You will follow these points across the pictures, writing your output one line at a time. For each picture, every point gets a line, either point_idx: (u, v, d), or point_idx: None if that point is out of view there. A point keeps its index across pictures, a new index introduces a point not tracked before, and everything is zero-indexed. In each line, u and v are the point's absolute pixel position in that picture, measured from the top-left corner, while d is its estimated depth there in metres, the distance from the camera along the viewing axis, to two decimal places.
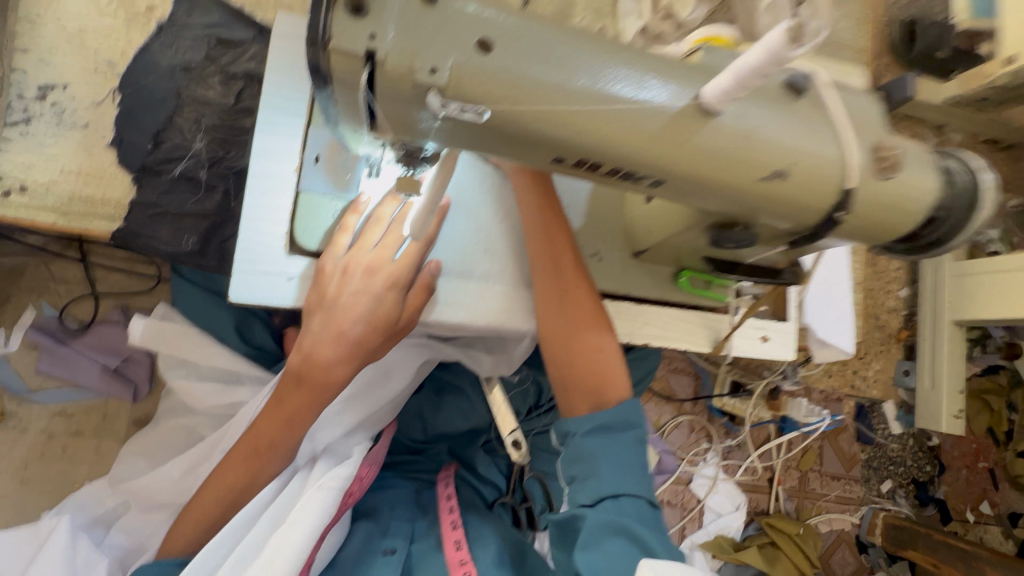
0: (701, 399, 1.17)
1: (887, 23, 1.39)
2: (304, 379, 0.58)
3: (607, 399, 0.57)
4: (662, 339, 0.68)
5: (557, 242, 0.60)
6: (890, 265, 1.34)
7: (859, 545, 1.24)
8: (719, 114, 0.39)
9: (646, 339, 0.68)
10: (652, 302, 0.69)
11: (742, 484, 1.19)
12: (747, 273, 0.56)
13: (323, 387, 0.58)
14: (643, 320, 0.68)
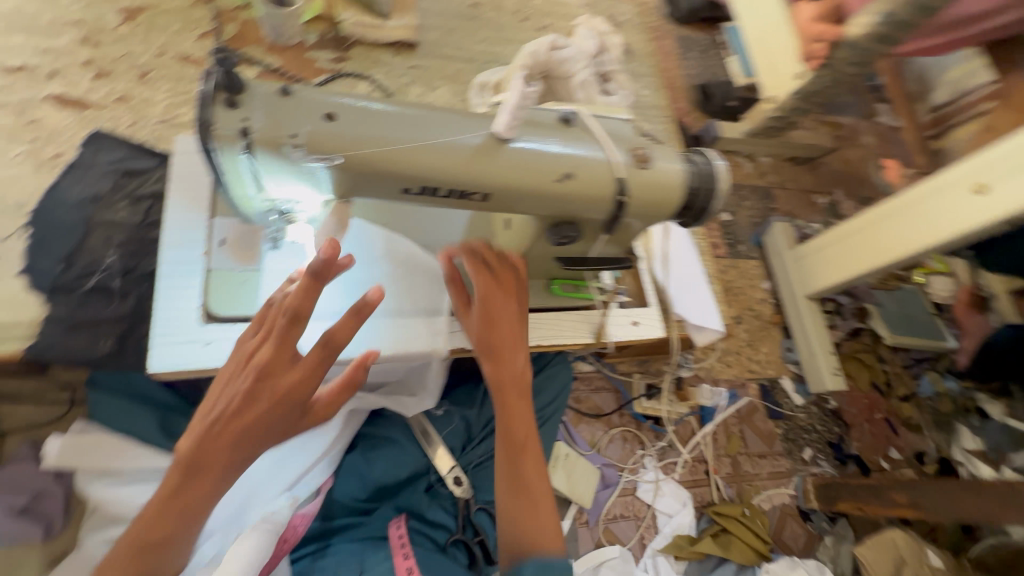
0: (625, 409, 1.27)
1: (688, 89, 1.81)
2: (195, 464, 0.52)
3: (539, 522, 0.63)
4: (549, 339, 0.83)
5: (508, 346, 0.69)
6: (748, 265, 1.62)
7: (803, 514, 1.32)
8: (512, 141, 0.56)
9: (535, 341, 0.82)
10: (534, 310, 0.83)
11: (684, 482, 1.26)
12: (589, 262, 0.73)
13: (224, 470, 0.53)
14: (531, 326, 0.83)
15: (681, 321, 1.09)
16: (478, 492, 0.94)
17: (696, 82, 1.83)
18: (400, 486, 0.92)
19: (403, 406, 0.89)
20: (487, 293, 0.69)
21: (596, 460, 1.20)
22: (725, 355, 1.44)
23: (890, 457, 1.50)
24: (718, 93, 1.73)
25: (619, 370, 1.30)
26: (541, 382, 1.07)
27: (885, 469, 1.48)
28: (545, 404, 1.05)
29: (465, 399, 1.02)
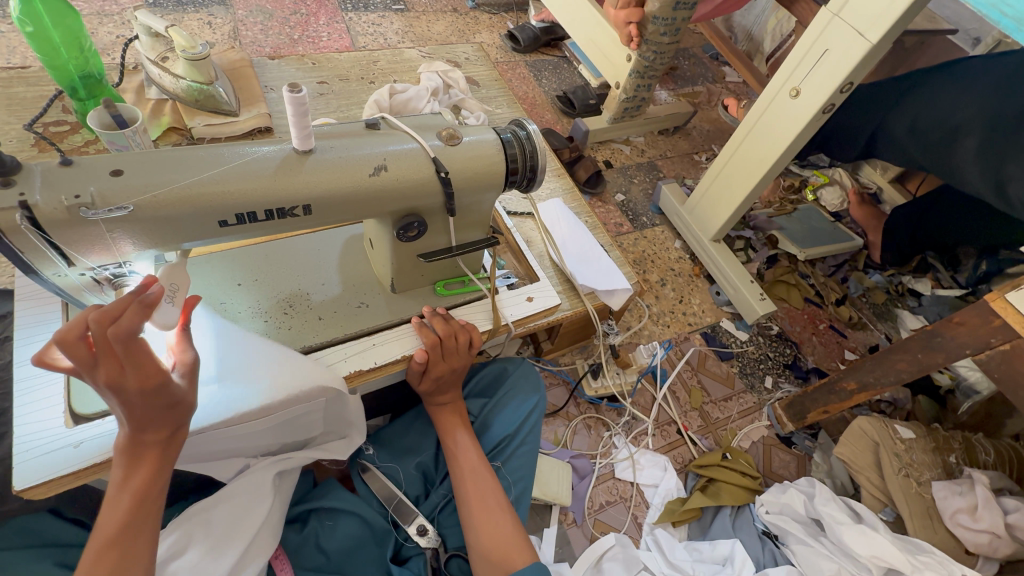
0: (580, 398, 1.27)
1: (550, 102, 1.97)
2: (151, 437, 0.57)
3: (513, 562, 0.72)
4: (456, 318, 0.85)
5: (449, 418, 0.88)
6: (655, 232, 1.70)
7: (786, 441, 1.31)
8: (315, 151, 0.60)
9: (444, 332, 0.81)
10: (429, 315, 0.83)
11: (661, 449, 1.24)
12: (450, 250, 0.76)
13: (157, 430, 0.57)
14: None
15: (592, 291, 1.12)
16: (445, 541, 0.89)
17: (555, 94, 2.00)
18: (366, 560, 0.85)
19: (335, 450, 0.90)
20: (435, 373, 0.82)
21: (564, 456, 1.17)
22: (660, 317, 1.48)
23: (849, 359, 1.54)
24: (576, 98, 1.90)
25: (563, 363, 1.30)
26: (503, 401, 0.99)
27: None
28: (510, 422, 0.96)
29: (420, 440, 0.97)
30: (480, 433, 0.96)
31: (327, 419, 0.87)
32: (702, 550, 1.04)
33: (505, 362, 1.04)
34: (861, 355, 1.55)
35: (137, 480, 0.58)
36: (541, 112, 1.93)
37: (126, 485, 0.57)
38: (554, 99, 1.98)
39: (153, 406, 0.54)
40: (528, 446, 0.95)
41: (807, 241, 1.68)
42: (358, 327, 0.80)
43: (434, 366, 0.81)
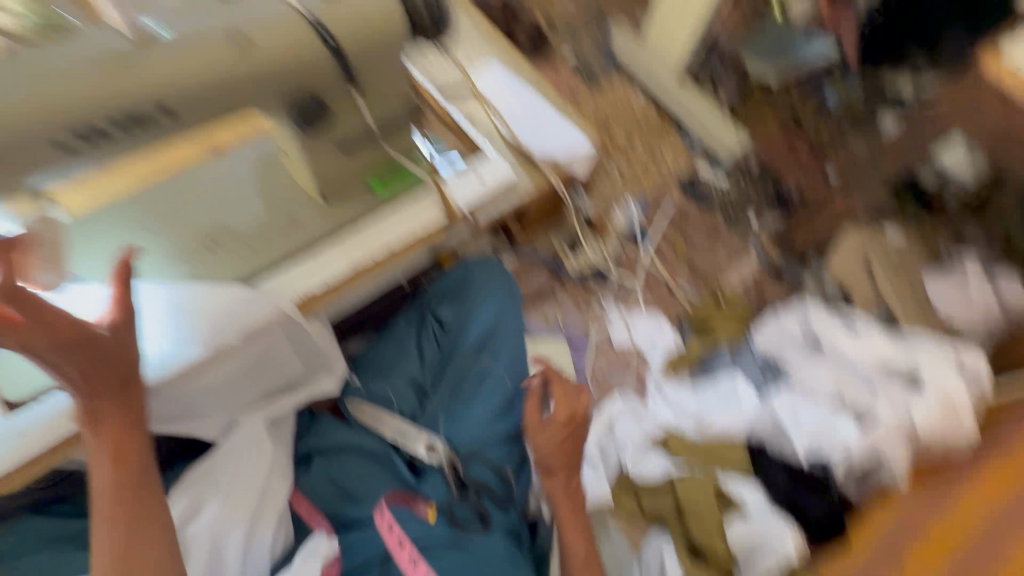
0: (562, 277, 1.22)
1: None
2: (99, 393, 0.54)
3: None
4: (395, 219, 0.79)
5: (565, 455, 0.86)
6: (614, 83, 1.53)
7: (776, 276, 1.25)
8: (150, 32, 0.49)
9: (384, 241, 0.78)
10: (368, 216, 0.78)
11: (653, 306, 1.22)
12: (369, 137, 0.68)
13: (105, 387, 0.54)
14: (373, 234, 0.78)
15: (552, 160, 1.05)
16: (454, 443, 0.88)
17: None
18: (378, 480, 0.83)
19: (322, 387, 0.87)
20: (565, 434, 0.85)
21: (559, 334, 1.17)
22: (633, 176, 1.38)
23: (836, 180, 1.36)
24: None
25: (538, 245, 1.24)
26: (474, 300, 1.02)
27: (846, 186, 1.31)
28: (484, 318, 0.99)
29: (402, 356, 0.98)
30: (458, 335, 0.99)
31: (300, 354, 0.83)
32: (707, 393, 1.04)
33: (467, 265, 1.07)
34: None
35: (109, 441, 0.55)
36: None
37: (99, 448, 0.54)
38: None
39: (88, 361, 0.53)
40: (514, 334, 0.99)
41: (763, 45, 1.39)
42: (296, 245, 0.75)
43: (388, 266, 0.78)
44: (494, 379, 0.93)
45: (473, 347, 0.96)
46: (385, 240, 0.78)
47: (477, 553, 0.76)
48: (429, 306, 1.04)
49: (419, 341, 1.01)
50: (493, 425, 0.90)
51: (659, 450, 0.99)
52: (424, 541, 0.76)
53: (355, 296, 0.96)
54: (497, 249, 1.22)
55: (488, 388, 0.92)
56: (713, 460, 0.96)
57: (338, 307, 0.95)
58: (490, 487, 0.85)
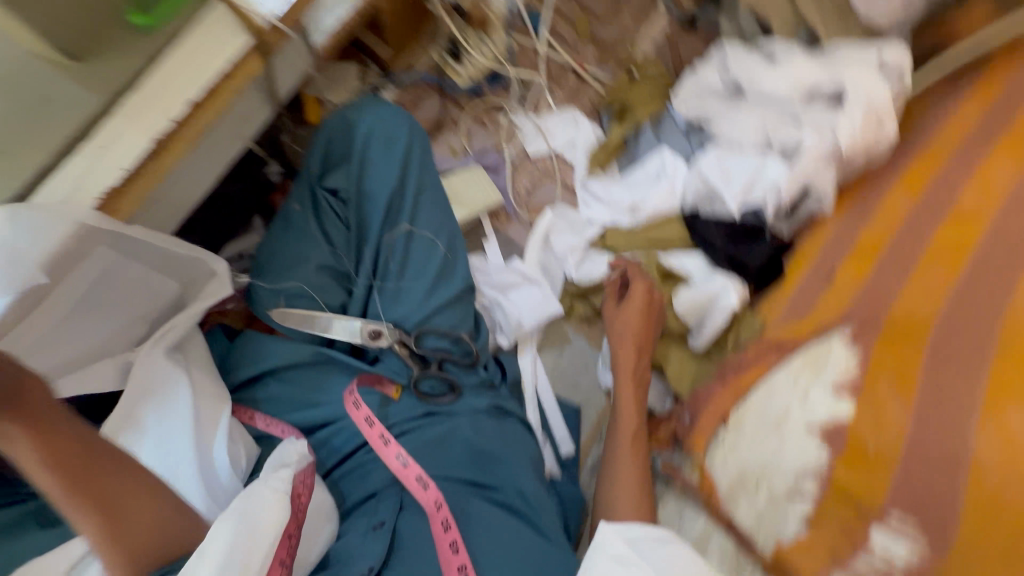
0: (457, 97, 1.05)
1: None
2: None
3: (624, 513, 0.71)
4: (184, 66, 0.66)
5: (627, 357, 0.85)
6: None
7: (690, 24, 1.08)
8: None
9: (185, 100, 0.64)
10: (150, 68, 0.65)
11: (566, 102, 1.07)
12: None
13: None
14: (163, 95, 0.64)
15: None
16: (403, 324, 0.81)
17: None
18: (337, 375, 0.78)
19: (213, 292, 0.72)
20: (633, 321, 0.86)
21: (470, 163, 1.01)
22: None
23: None
24: None
25: (417, 66, 1.06)
26: (368, 155, 0.84)
27: None
28: (388, 171, 0.83)
29: (302, 244, 0.80)
30: (365, 200, 0.83)
31: (162, 260, 0.71)
32: (637, 179, 0.99)
33: (344, 113, 0.85)
34: None
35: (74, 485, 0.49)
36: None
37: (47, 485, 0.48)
38: None
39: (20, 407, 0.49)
40: (431, 187, 0.87)
41: None
42: (73, 130, 0.61)
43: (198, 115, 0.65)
44: (421, 243, 0.84)
45: (385, 214, 0.82)
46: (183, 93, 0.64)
47: (456, 417, 0.76)
48: (314, 175, 0.83)
49: (319, 219, 0.82)
50: (434, 293, 0.82)
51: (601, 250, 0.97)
52: (400, 418, 0.76)
53: (207, 180, 0.73)
54: (372, 83, 1.02)
55: (417, 254, 0.83)
56: (651, 240, 0.94)
57: (192, 204, 0.72)
58: (455, 355, 0.81)
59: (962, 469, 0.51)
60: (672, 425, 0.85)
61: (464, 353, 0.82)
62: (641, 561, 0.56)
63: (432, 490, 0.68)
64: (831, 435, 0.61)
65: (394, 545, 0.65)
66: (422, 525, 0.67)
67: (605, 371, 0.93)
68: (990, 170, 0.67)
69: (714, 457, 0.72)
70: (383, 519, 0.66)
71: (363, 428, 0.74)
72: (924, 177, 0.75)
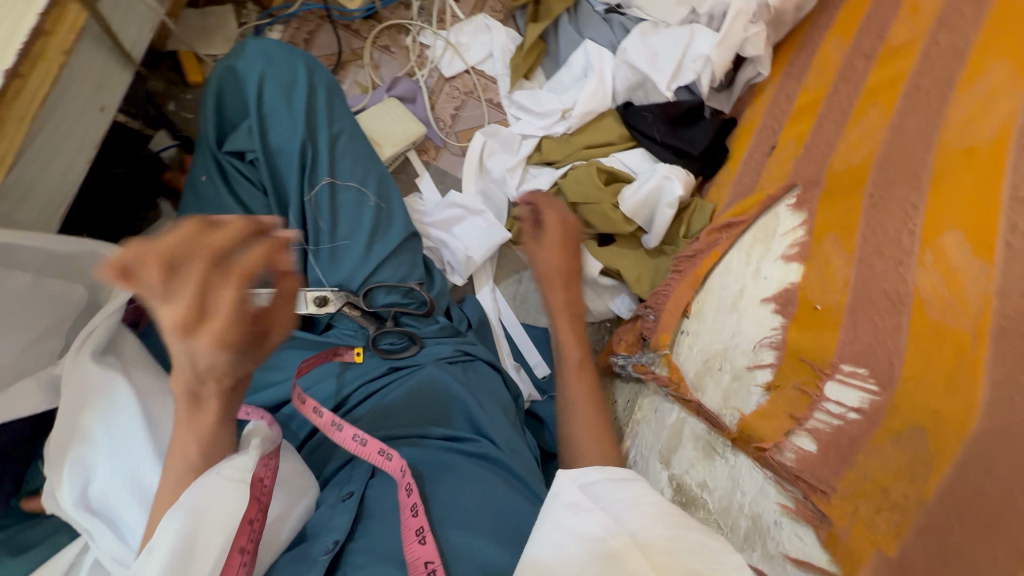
0: (351, 24, 0.94)
1: None
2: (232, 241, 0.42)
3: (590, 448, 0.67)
4: None
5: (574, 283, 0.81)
6: None
7: None
8: None
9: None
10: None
11: (474, 11, 0.98)
12: None
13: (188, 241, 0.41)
14: None
15: None
16: (348, 286, 0.73)
17: None
18: (290, 350, 0.72)
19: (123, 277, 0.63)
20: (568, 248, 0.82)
21: (381, 96, 0.92)
22: None
23: None
24: None
25: None
26: (268, 109, 0.71)
27: None
28: (295, 125, 0.71)
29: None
30: (276, 162, 0.72)
31: (45, 264, 0.58)
32: (563, 80, 0.92)
33: (228, 62, 0.72)
34: None
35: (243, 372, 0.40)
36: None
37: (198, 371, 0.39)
38: None
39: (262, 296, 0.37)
40: (348, 134, 0.76)
41: None
42: None
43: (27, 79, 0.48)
44: (348, 197, 0.74)
45: (301, 171, 0.71)
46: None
47: (423, 368, 0.71)
48: (210, 139, 0.71)
49: (232, 189, 0.72)
50: (374, 249, 0.74)
51: (540, 165, 0.92)
52: (365, 380, 0.71)
53: (79, 169, 0.59)
54: (254, 26, 0.90)
55: (346, 210, 0.74)
56: (586, 145, 0.89)
57: (66, 198, 0.58)
58: (411, 304, 0.76)
59: (905, 305, 0.45)
60: (638, 327, 0.85)
61: (420, 301, 0.77)
62: (598, 508, 0.52)
63: (396, 459, 0.60)
64: (784, 299, 0.59)
65: (363, 518, 0.59)
66: (389, 490, 0.61)
67: None
68: None
69: (679, 350, 0.74)
70: (352, 488, 0.61)
71: (333, 391, 0.70)
72: (853, 22, 0.71)
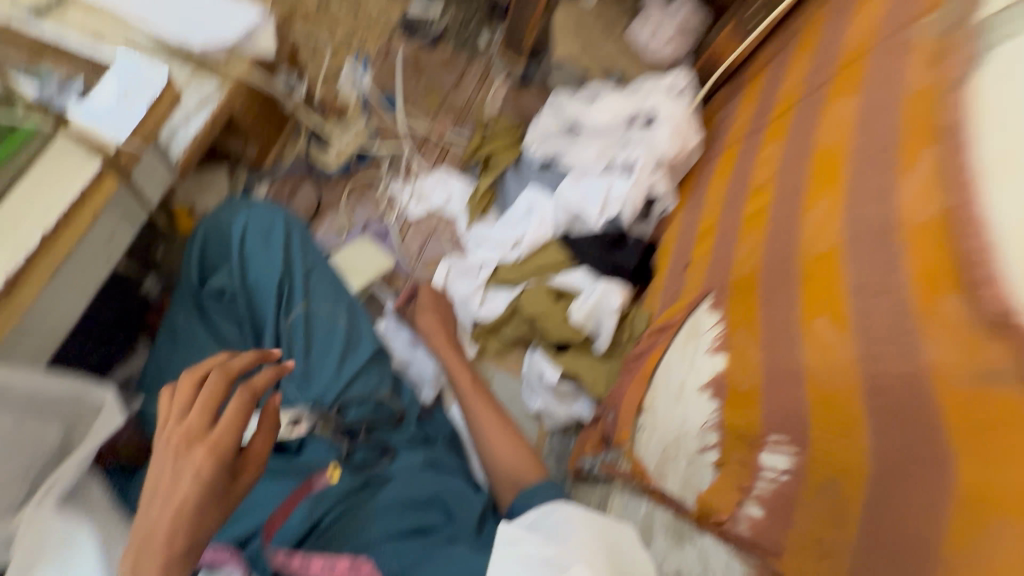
0: (329, 178, 1.11)
1: None
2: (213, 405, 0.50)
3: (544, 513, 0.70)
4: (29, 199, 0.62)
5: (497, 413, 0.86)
6: None
7: (523, 81, 1.25)
8: None
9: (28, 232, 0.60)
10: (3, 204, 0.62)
11: (435, 165, 1.17)
12: None
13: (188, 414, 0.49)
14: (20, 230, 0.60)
15: (229, 50, 0.86)
16: (320, 401, 0.79)
17: None
18: (264, 482, 0.70)
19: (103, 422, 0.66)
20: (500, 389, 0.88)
21: (356, 235, 1.07)
22: (348, 42, 1.23)
23: None
24: None
25: (284, 158, 1.11)
26: (248, 251, 0.81)
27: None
28: (272, 262, 0.81)
29: (193, 355, 0.75)
30: (255, 295, 0.81)
31: (29, 405, 0.62)
32: (512, 217, 1.09)
33: (213, 217, 0.83)
34: None
35: (208, 516, 0.48)
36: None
37: (160, 518, 0.47)
38: None
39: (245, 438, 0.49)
40: (319, 266, 0.86)
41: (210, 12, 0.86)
42: None
43: (47, 253, 0.61)
44: (321, 321, 0.82)
45: (278, 303, 0.79)
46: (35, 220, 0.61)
47: (396, 479, 0.73)
48: (191, 281, 0.79)
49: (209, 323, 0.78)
50: (345, 364, 0.81)
51: (496, 286, 1.04)
52: (336, 498, 0.70)
53: (77, 310, 0.68)
54: (244, 182, 1.06)
55: (319, 334, 0.81)
56: (536, 268, 1.03)
57: (62, 334, 0.67)
58: (382, 417, 0.81)
59: (801, 380, 0.56)
60: (600, 428, 0.92)
61: (389, 411, 0.82)
62: (533, 535, 0.60)
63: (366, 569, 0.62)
64: (716, 385, 0.70)
65: None
66: None
67: (531, 396, 1.02)
68: (765, 148, 0.84)
69: (638, 445, 0.82)
70: None
71: (305, 516, 0.67)
72: (728, 171, 0.93)
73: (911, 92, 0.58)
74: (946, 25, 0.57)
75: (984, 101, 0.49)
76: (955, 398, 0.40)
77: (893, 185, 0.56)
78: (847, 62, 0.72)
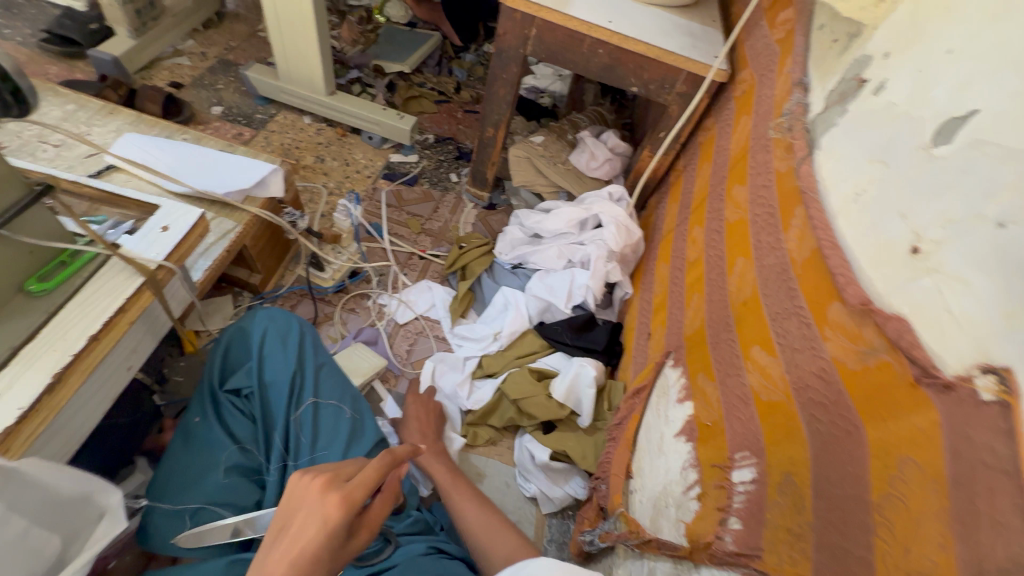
0: (326, 296, 1.24)
1: (61, 64, 1.59)
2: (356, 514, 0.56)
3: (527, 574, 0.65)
4: (82, 305, 0.70)
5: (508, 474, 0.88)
6: (279, 120, 1.60)
7: (491, 207, 1.50)
8: None
9: (82, 336, 0.68)
10: (50, 322, 0.68)
11: (419, 278, 1.33)
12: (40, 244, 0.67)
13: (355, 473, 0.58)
14: (67, 333, 0.68)
15: (245, 195, 1.02)
16: None
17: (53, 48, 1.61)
18: None
19: (109, 526, 0.64)
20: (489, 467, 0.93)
21: (349, 342, 1.17)
22: (340, 186, 1.46)
23: (466, 110, 1.76)
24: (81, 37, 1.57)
25: (285, 281, 1.24)
26: (265, 353, 0.90)
27: (469, 120, 1.72)
28: (287, 361, 0.89)
29: (206, 451, 0.79)
30: (267, 393, 0.87)
31: (42, 508, 0.62)
32: (491, 314, 1.22)
33: (236, 324, 0.92)
34: (474, 100, 1.80)
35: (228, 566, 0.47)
36: (46, 75, 1.55)
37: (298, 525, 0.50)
38: (59, 55, 1.61)
39: (376, 489, 0.55)
40: (328, 364, 0.94)
41: (240, 160, 1.05)
42: None
43: (83, 359, 0.67)
44: (329, 413, 0.88)
45: (289, 397, 0.86)
46: (83, 327, 0.69)
47: (397, 567, 0.73)
48: (213, 381, 0.86)
49: (223, 422, 0.83)
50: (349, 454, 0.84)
51: (482, 378, 1.14)
52: None
53: (98, 412, 0.75)
54: (248, 305, 1.18)
55: (326, 425, 0.86)
56: (517, 355, 1.13)
57: (84, 434, 0.73)
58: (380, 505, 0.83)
59: (750, 402, 0.65)
60: (595, 502, 0.94)
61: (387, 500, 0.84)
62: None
63: None
64: (688, 429, 0.76)
65: None
66: None
67: (526, 483, 1.04)
68: (692, 232, 1.02)
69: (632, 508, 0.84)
70: None
71: None
72: (668, 255, 1.10)
73: (778, 173, 0.78)
74: (787, 128, 0.79)
75: (822, 171, 0.67)
76: (849, 379, 0.51)
77: (781, 240, 0.71)
78: (735, 162, 0.95)
